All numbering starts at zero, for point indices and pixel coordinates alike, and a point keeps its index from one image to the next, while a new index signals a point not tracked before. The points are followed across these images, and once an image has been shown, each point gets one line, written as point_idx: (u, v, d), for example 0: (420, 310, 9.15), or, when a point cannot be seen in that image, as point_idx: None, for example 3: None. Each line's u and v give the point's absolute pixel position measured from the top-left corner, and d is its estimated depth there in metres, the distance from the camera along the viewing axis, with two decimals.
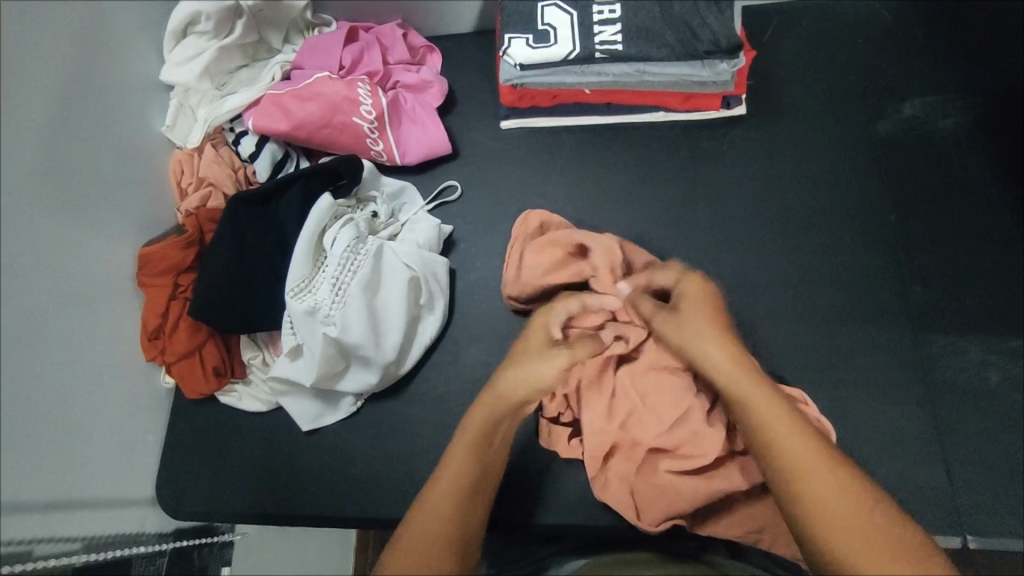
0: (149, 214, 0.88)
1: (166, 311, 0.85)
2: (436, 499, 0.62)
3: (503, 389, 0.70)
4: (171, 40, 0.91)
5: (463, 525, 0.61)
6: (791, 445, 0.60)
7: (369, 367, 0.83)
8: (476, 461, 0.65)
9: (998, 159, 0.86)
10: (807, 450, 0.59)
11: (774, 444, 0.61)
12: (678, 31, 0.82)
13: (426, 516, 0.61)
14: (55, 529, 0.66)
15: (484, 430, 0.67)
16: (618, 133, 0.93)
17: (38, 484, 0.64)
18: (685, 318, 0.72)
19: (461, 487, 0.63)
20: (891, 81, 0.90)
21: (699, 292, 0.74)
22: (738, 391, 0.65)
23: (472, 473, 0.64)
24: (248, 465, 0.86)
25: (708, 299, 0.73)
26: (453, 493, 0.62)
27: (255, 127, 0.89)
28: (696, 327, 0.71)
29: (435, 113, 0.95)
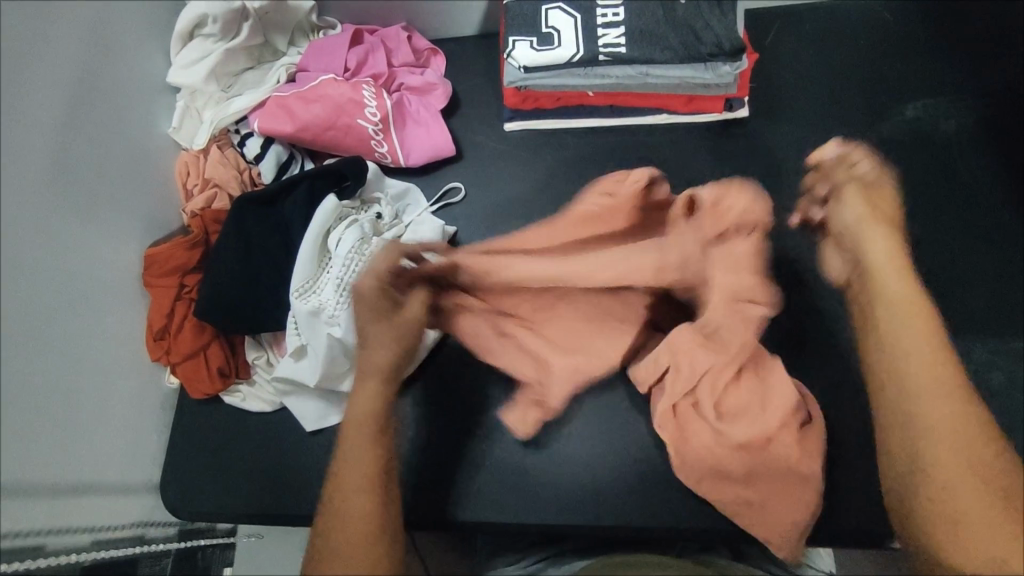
0: (155, 215, 0.89)
1: (172, 311, 0.85)
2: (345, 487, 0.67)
3: (367, 366, 0.73)
4: (177, 43, 0.91)
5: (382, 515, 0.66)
6: (924, 376, 0.72)
7: None
8: (375, 438, 0.70)
9: (1001, 160, 0.86)
10: (945, 399, 0.70)
11: (918, 395, 0.71)
12: (681, 34, 0.83)
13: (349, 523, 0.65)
14: (64, 526, 0.67)
15: (373, 416, 0.71)
16: (621, 135, 0.93)
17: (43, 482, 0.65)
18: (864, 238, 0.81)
19: (369, 482, 0.67)
20: (894, 82, 0.90)
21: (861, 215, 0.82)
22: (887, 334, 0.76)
23: (376, 451, 0.69)
24: (251, 466, 0.86)
25: (881, 213, 0.82)
26: (362, 482, 0.67)
27: (260, 129, 0.90)
28: (878, 242, 0.80)
29: (439, 116, 0.96)
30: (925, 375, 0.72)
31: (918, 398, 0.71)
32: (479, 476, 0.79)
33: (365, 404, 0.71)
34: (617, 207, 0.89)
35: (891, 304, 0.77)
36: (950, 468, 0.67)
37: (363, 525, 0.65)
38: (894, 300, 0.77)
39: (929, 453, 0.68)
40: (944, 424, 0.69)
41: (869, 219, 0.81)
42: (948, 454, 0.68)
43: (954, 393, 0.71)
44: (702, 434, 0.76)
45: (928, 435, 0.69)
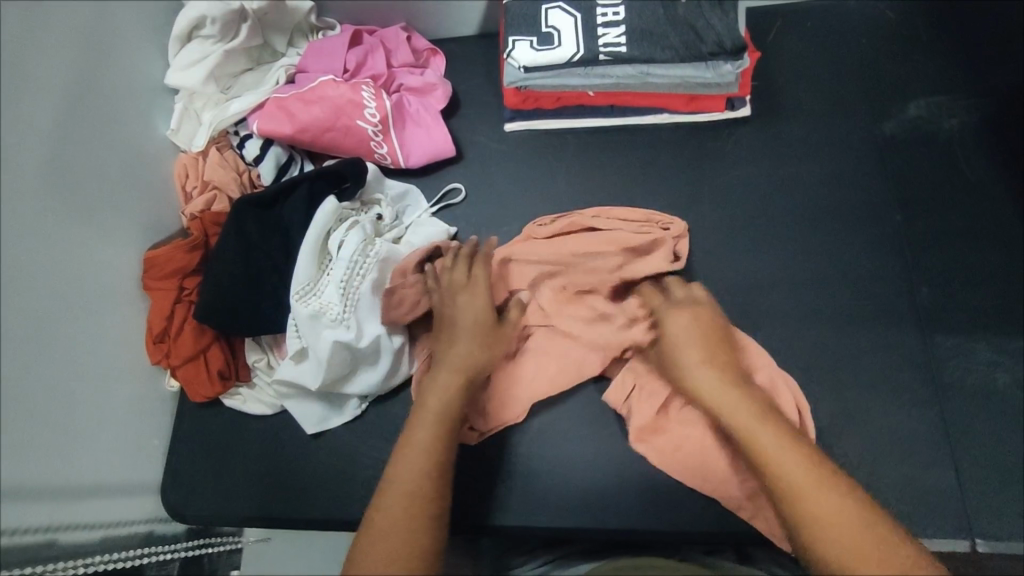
0: (154, 217, 0.88)
1: (172, 314, 0.85)
2: (404, 475, 0.65)
3: (454, 360, 0.74)
4: (176, 44, 0.91)
5: (431, 501, 0.64)
6: (772, 442, 0.62)
7: (373, 368, 0.83)
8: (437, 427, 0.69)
9: (1005, 159, 0.85)
10: (801, 462, 0.60)
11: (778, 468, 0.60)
12: (682, 33, 0.83)
13: (393, 501, 0.63)
14: (72, 527, 0.68)
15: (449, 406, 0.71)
16: (622, 135, 0.93)
17: (50, 483, 0.66)
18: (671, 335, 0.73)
19: (427, 467, 0.66)
20: (897, 81, 0.90)
21: (682, 321, 0.73)
22: (750, 432, 0.63)
23: (441, 447, 0.68)
24: (253, 468, 0.86)
25: (699, 320, 0.73)
26: (423, 463, 0.66)
27: (260, 131, 0.90)
28: (686, 347, 0.71)
29: (440, 117, 0.95)
30: (768, 434, 0.63)
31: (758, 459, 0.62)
32: (480, 478, 0.79)
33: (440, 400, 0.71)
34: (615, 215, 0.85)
35: (717, 401, 0.67)
36: (833, 513, 0.56)
37: (415, 524, 0.61)
38: (712, 392, 0.67)
39: (782, 478, 0.60)
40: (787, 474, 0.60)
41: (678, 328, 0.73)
42: (833, 513, 0.56)
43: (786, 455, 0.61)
44: (682, 428, 0.77)
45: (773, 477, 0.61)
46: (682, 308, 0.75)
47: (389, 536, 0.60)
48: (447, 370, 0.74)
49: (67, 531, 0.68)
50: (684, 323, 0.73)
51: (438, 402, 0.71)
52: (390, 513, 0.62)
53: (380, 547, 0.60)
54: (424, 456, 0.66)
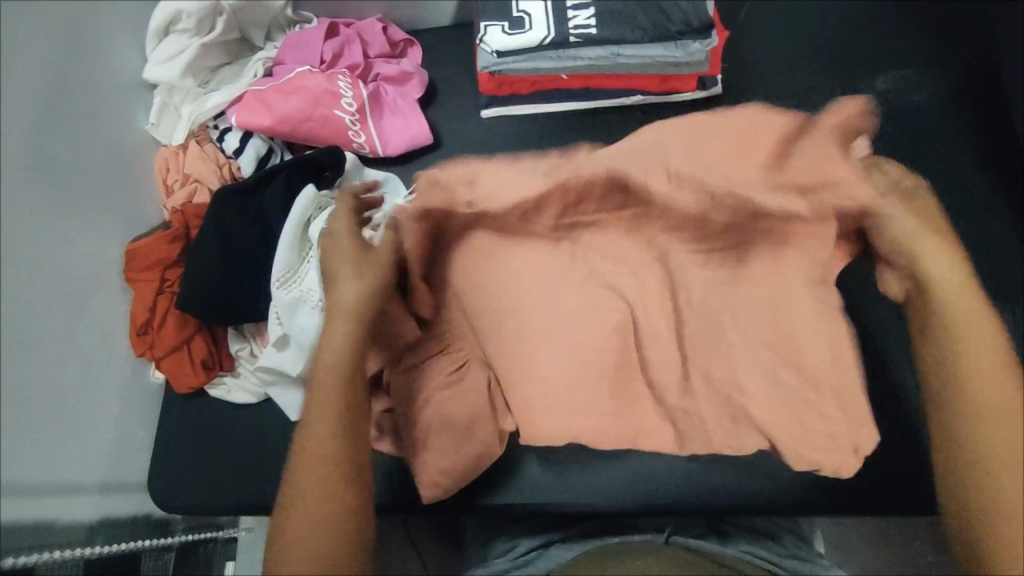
0: (135, 211, 0.89)
1: (154, 305, 0.85)
2: (313, 449, 0.63)
3: (340, 304, 0.68)
4: (154, 39, 0.92)
5: (348, 475, 0.63)
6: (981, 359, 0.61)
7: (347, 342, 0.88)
8: (343, 356, 0.67)
9: (975, 128, 0.86)
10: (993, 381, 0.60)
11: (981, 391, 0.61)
12: (650, 13, 0.83)
13: (309, 475, 0.62)
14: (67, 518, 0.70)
15: (345, 364, 0.66)
16: (596, 118, 0.94)
17: (44, 472, 0.67)
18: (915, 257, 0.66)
19: (335, 437, 0.64)
20: (865, 56, 0.91)
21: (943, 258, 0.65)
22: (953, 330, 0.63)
23: (345, 414, 0.65)
24: (241, 455, 0.86)
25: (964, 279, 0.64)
26: (329, 431, 0.64)
27: (238, 123, 0.91)
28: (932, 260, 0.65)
29: (416, 105, 0.96)
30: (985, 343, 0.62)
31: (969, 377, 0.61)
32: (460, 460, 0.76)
33: (337, 351, 0.67)
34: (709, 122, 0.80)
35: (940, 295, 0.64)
36: (1005, 426, 0.59)
37: (328, 516, 0.61)
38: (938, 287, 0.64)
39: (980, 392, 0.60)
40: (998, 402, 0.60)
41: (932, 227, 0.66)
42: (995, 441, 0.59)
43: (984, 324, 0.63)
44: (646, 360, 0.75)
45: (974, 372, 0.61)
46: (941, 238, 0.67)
47: (305, 517, 0.61)
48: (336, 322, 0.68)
49: (62, 519, 0.69)
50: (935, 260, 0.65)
51: (331, 355, 0.67)
52: (302, 485, 0.62)
53: (296, 528, 0.61)
54: (330, 422, 0.64)
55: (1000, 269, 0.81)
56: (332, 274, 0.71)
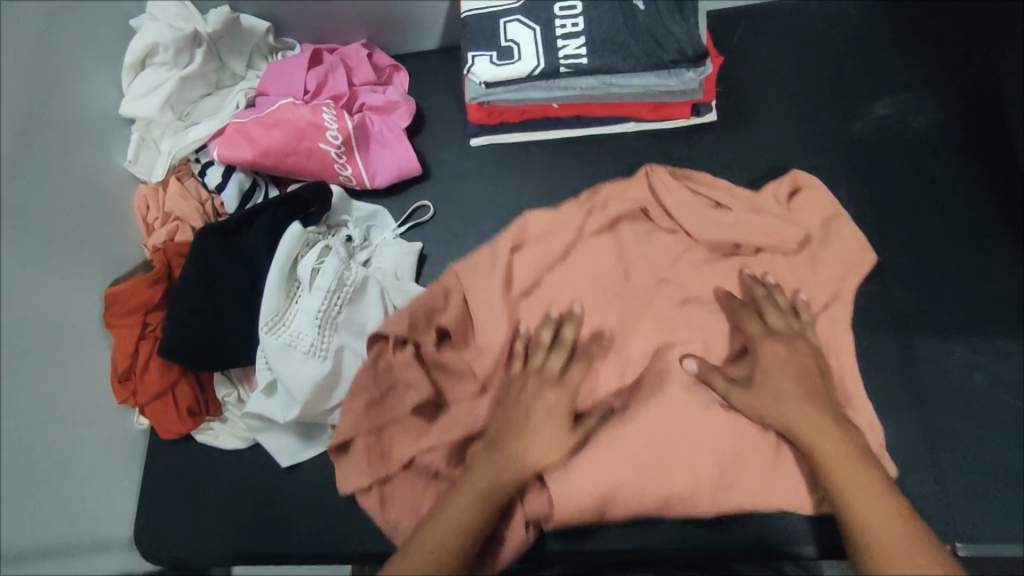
0: (114, 251, 0.86)
1: (136, 351, 0.83)
2: (445, 526, 0.65)
3: (528, 447, 0.71)
4: (129, 73, 0.88)
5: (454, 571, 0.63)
6: (827, 447, 0.67)
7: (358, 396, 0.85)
8: (480, 505, 0.67)
9: (975, 155, 0.85)
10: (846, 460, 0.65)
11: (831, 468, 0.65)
12: (643, 41, 0.80)
13: (424, 542, 0.63)
14: None
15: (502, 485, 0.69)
16: (589, 146, 0.91)
17: (22, 538, 0.64)
18: (763, 386, 0.73)
19: (461, 528, 0.65)
20: (863, 80, 0.89)
21: (780, 357, 0.73)
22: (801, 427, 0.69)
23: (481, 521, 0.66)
24: (231, 503, 0.84)
25: (792, 367, 0.73)
26: (460, 522, 0.65)
27: (220, 158, 0.88)
28: (786, 397, 0.71)
29: (403, 135, 0.93)
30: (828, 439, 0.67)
31: (833, 475, 0.64)
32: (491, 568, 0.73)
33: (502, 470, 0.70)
34: (698, 177, 0.85)
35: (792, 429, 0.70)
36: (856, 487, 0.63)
37: None
38: (792, 424, 0.70)
39: (835, 474, 0.64)
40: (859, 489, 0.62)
41: (787, 371, 0.72)
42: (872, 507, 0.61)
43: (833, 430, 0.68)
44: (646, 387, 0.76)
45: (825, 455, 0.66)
46: (785, 345, 0.74)
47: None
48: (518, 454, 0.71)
49: None
50: (777, 362, 0.73)
51: (498, 459, 0.70)
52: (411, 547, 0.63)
53: None
54: (471, 513, 0.66)
55: (1004, 302, 0.79)
56: (519, 432, 0.72)
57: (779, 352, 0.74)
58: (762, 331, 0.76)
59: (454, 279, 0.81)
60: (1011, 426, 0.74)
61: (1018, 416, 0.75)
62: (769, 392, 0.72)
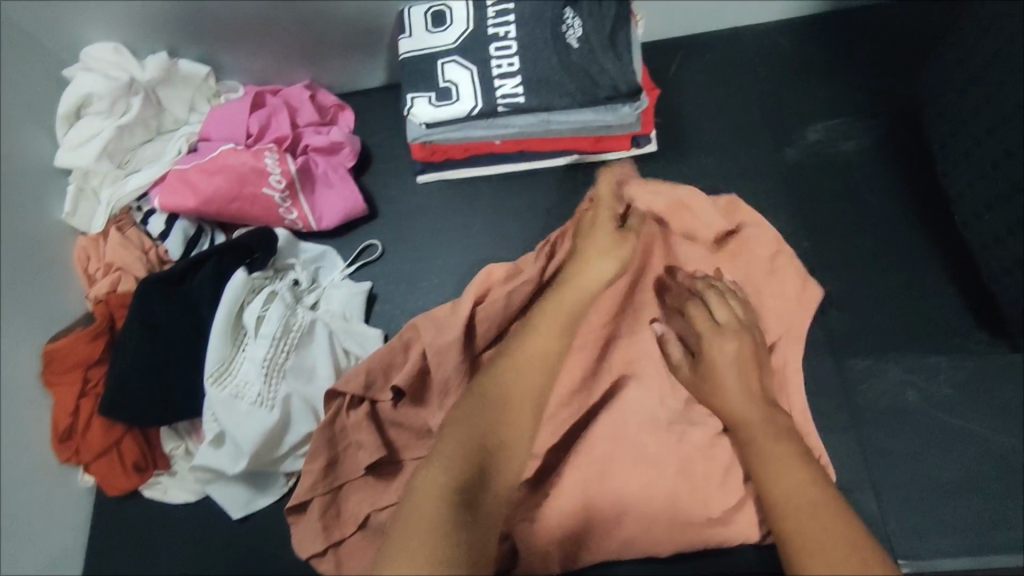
0: (54, 306, 0.84)
1: (77, 409, 0.81)
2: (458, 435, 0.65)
3: (579, 282, 0.77)
4: (63, 124, 0.87)
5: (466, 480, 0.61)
6: (774, 464, 0.67)
7: None
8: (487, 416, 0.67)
9: (901, 178, 0.88)
10: (789, 476, 0.65)
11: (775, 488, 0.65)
12: (577, 79, 0.81)
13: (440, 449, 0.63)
14: None
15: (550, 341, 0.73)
16: (533, 180, 0.93)
17: None
18: (709, 375, 0.75)
19: (473, 433, 0.65)
20: (795, 107, 0.92)
21: (727, 353, 0.75)
22: (752, 442, 0.70)
23: (489, 410, 0.68)
24: (183, 558, 0.83)
25: (740, 356, 0.75)
26: (475, 419, 0.66)
27: (161, 206, 0.87)
28: (724, 390, 0.74)
29: (349, 176, 0.94)
30: (778, 452, 0.68)
31: (771, 487, 0.65)
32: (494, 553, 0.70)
33: (539, 345, 0.73)
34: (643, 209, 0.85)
35: (736, 418, 0.73)
36: (797, 508, 0.62)
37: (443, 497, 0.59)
38: (738, 412, 0.73)
39: (777, 495, 0.64)
40: (800, 507, 0.62)
41: (732, 362, 0.75)
42: (805, 525, 0.60)
43: (779, 446, 0.69)
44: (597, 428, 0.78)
45: (768, 474, 0.67)
46: (732, 336, 0.76)
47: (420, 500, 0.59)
48: (563, 294, 0.76)
49: None
50: (728, 354, 0.75)
51: (546, 318, 0.75)
52: (427, 463, 0.62)
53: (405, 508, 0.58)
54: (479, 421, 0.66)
55: (934, 320, 0.82)
56: (528, 330, 0.74)
57: (723, 344, 0.76)
58: (710, 327, 0.77)
59: (412, 336, 0.82)
60: (946, 441, 0.77)
61: (952, 431, 0.77)
62: (717, 385, 0.75)
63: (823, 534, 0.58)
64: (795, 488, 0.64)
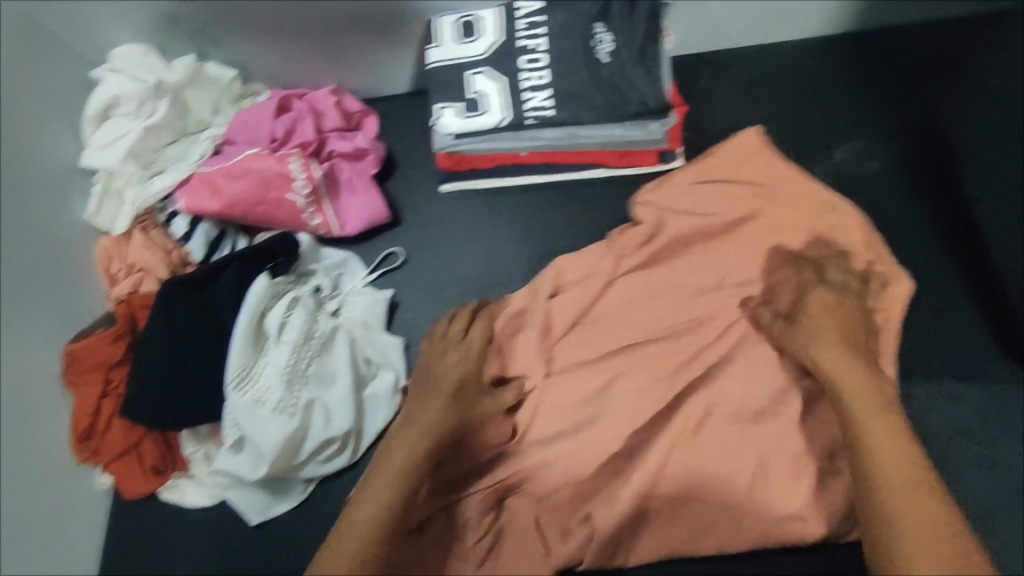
0: (76, 306, 0.84)
1: (97, 410, 0.81)
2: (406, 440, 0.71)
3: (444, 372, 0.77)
4: (91, 124, 0.87)
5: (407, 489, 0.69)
6: (882, 443, 0.67)
7: (340, 449, 0.83)
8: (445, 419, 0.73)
9: (930, 201, 0.88)
10: (896, 455, 0.66)
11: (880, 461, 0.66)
12: (607, 95, 0.82)
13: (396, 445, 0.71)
14: None
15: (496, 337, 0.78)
16: (554, 192, 0.92)
17: None
18: (806, 330, 0.76)
19: (422, 437, 0.71)
20: (822, 125, 0.92)
21: (826, 301, 0.77)
22: (857, 416, 0.69)
23: (443, 422, 0.73)
24: (199, 559, 0.83)
25: (838, 313, 0.76)
26: (417, 437, 0.71)
27: (185, 208, 0.87)
28: (822, 340, 0.74)
29: (373, 183, 0.94)
30: (879, 428, 0.67)
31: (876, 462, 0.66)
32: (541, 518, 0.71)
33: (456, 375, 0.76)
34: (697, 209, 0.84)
35: (832, 378, 0.72)
36: (909, 485, 0.63)
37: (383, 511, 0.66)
38: (832, 371, 0.72)
39: (882, 471, 0.65)
40: (901, 490, 0.63)
41: (828, 316, 0.76)
42: (912, 510, 0.62)
43: (888, 423, 0.68)
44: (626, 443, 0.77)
45: (876, 448, 0.66)
46: (834, 293, 0.78)
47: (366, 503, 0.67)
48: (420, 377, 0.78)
49: None
50: (817, 306, 0.77)
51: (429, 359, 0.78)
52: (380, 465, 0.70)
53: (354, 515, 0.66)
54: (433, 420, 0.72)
55: (960, 346, 0.82)
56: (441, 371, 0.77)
57: (823, 299, 0.78)
58: (812, 280, 0.79)
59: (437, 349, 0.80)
60: (966, 467, 0.77)
61: (973, 457, 0.78)
62: (817, 339, 0.75)
63: (927, 521, 0.61)
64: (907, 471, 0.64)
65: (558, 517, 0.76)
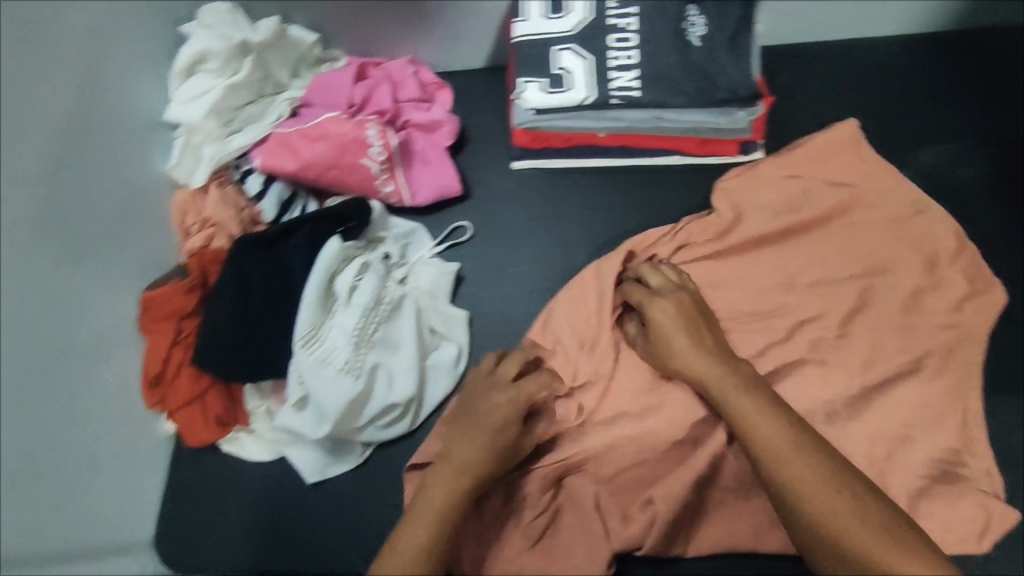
0: (152, 255, 0.86)
1: (168, 358, 0.82)
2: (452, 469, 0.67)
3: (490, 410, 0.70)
4: (178, 78, 0.88)
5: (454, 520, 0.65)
6: (763, 436, 0.67)
7: (399, 417, 0.83)
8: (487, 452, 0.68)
9: (1015, 212, 0.85)
10: (780, 441, 0.66)
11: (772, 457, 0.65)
12: (696, 79, 0.81)
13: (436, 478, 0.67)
14: None
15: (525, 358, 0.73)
16: (632, 176, 0.91)
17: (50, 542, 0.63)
18: (660, 339, 0.75)
19: (467, 468, 0.67)
20: (909, 127, 0.89)
21: (670, 314, 0.75)
22: (737, 416, 0.69)
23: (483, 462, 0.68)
24: (254, 511, 0.84)
25: (684, 317, 0.75)
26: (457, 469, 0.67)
27: (262, 166, 0.87)
28: (682, 352, 0.73)
29: (446, 155, 0.93)
30: (767, 428, 0.67)
31: (765, 455, 0.66)
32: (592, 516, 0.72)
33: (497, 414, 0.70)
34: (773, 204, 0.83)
35: (709, 390, 0.72)
36: (798, 471, 0.64)
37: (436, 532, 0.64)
38: (700, 376, 0.72)
39: (780, 467, 0.65)
40: (800, 479, 0.64)
41: (678, 323, 0.74)
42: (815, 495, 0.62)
43: (772, 418, 0.67)
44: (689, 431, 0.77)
45: (763, 442, 0.66)
46: (669, 298, 0.76)
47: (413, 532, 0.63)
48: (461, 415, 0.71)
49: None
50: (667, 316, 0.75)
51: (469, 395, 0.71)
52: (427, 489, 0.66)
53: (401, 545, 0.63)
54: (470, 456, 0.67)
55: None
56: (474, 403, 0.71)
57: (665, 306, 0.75)
58: (647, 292, 0.77)
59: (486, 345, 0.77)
60: None
61: None
62: (669, 348, 0.74)
63: (832, 502, 0.62)
64: (790, 452, 0.65)
65: (617, 501, 0.75)
